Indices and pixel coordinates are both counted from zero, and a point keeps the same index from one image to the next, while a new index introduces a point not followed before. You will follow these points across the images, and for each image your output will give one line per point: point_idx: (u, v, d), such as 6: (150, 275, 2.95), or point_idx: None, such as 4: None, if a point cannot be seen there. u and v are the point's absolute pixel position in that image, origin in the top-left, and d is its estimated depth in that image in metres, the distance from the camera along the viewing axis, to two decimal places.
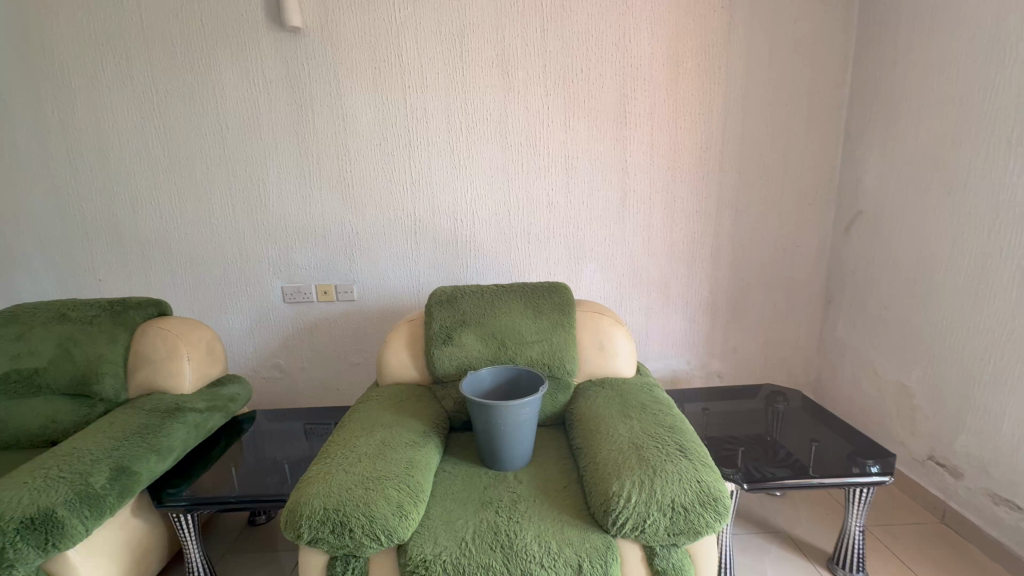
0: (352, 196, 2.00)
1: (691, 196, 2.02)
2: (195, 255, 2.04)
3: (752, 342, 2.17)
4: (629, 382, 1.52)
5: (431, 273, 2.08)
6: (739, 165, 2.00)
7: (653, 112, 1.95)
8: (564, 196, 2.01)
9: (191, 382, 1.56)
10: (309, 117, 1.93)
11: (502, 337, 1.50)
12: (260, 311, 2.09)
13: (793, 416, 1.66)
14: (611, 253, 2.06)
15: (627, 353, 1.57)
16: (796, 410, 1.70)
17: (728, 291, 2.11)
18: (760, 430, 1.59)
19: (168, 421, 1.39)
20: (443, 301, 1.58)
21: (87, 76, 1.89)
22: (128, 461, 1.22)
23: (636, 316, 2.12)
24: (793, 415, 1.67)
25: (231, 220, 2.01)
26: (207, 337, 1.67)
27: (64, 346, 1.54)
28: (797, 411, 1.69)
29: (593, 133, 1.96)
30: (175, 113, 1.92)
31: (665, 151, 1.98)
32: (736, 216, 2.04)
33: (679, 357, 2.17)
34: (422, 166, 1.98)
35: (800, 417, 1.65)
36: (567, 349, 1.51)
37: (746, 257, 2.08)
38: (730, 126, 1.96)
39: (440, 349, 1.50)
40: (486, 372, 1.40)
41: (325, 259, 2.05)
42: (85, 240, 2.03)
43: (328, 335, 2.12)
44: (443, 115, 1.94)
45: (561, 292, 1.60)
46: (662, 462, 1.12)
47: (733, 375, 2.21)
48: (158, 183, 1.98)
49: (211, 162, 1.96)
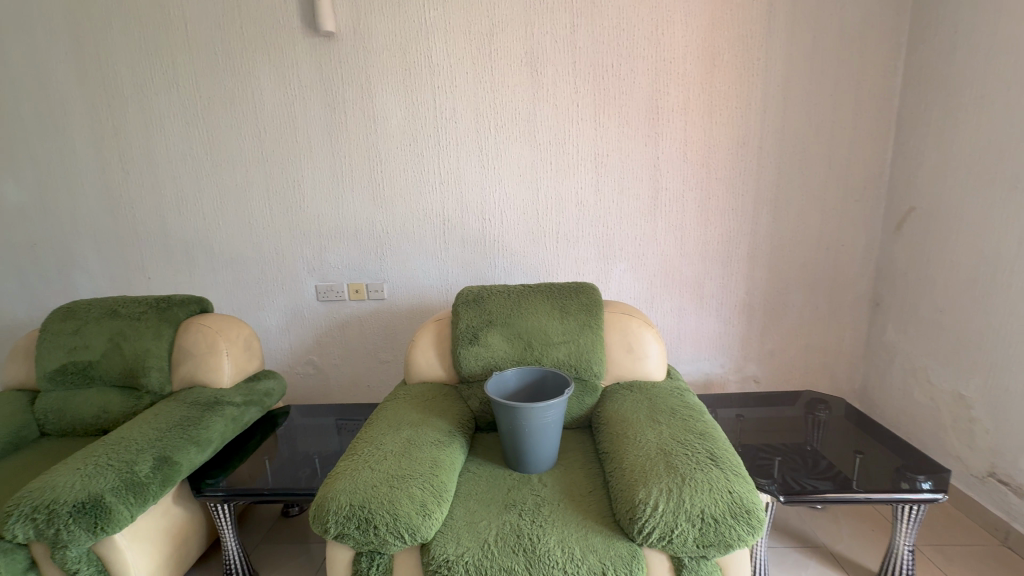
0: (382, 196, 2.03)
1: (726, 194, 1.94)
2: (234, 254, 2.12)
3: (791, 346, 2.07)
4: (660, 386, 1.48)
5: (459, 272, 2.09)
6: (779, 160, 1.91)
7: (686, 107, 1.88)
8: (593, 194, 1.97)
9: (230, 375, 1.62)
10: (341, 119, 1.97)
11: (528, 338, 1.49)
12: (295, 308, 2.16)
13: (835, 424, 1.58)
14: (642, 252, 2.01)
15: (657, 355, 1.53)
16: (839, 419, 1.61)
17: (766, 292, 2.02)
18: (799, 439, 1.51)
19: (207, 415, 1.46)
20: (470, 301, 1.58)
21: (138, 84, 2.00)
22: (170, 451, 1.29)
23: (667, 317, 2.07)
24: (835, 424, 1.59)
25: (269, 220, 2.08)
26: (245, 333, 1.73)
27: (115, 340, 1.63)
28: (840, 420, 1.60)
29: (624, 130, 1.91)
30: (218, 118, 2.01)
31: (699, 147, 1.91)
32: (775, 214, 1.95)
33: (713, 360, 2.10)
34: (450, 166, 1.99)
35: (843, 427, 1.56)
36: (594, 351, 1.48)
37: (786, 257, 1.99)
38: (770, 120, 1.87)
39: (466, 349, 1.50)
40: (512, 372, 1.39)
41: (356, 257, 2.10)
42: (136, 240, 2.15)
43: (359, 332, 2.17)
44: (471, 115, 1.94)
45: (589, 293, 1.57)
46: (691, 470, 1.08)
47: (771, 380, 2.11)
48: (201, 185, 2.07)
49: (249, 164, 2.03)
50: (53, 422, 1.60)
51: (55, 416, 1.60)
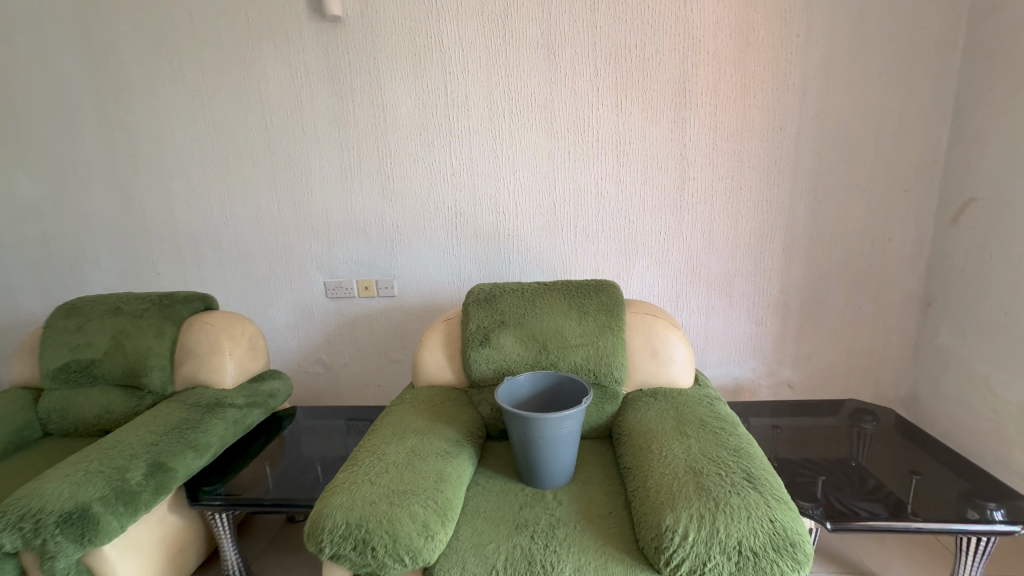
0: (392, 189, 1.94)
1: (760, 183, 1.79)
2: (243, 249, 2.07)
3: (831, 349, 1.91)
4: (688, 395, 1.34)
5: (472, 269, 1.98)
6: (820, 147, 1.74)
7: (717, 90, 1.73)
8: (615, 185, 1.85)
9: (233, 376, 1.57)
10: (350, 109, 1.89)
11: (543, 340, 1.38)
12: (304, 306, 2.10)
13: (883, 438, 1.43)
14: (667, 248, 1.88)
15: (684, 360, 1.39)
16: (887, 432, 1.45)
17: (803, 291, 1.87)
18: (842, 454, 1.38)
19: (206, 418, 1.41)
20: (481, 299, 1.47)
21: (146, 75, 1.95)
22: (165, 456, 1.23)
23: (694, 317, 1.93)
24: (884, 438, 1.43)
25: (277, 215, 2.02)
26: (250, 332, 1.67)
27: (116, 338, 1.58)
28: (889, 433, 1.45)
29: (648, 116, 1.78)
30: (224, 108, 1.94)
31: (730, 133, 1.76)
32: (815, 205, 1.79)
33: (743, 364, 1.95)
34: (462, 156, 1.88)
35: (892, 442, 1.42)
36: (614, 355, 1.36)
37: (826, 253, 1.83)
38: (809, 103, 1.71)
39: (476, 351, 1.40)
40: (524, 378, 1.29)
41: (365, 252, 2.02)
42: (145, 235, 2.11)
43: (369, 331, 2.09)
44: (484, 103, 1.83)
45: (610, 291, 1.45)
46: (725, 493, 0.95)
47: (807, 386, 1.95)
48: (209, 179, 2.01)
49: (257, 157, 1.97)
50: (57, 421, 1.56)
51: (58, 416, 1.56)
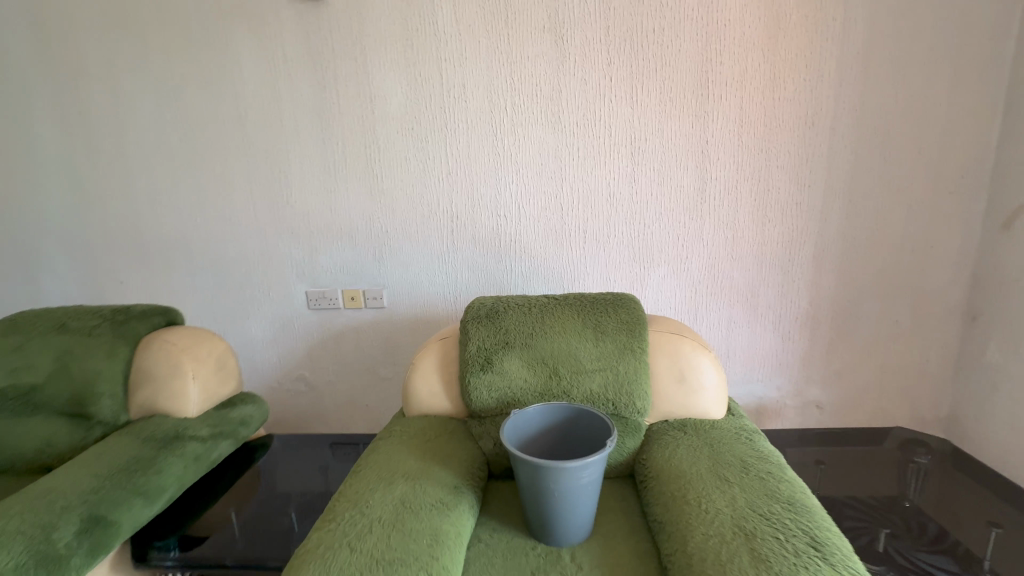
0: (381, 190, 1.75)
1: (789, 184, 1.62)
2: (215, 255, 1.86)
3: (864, 367, 1.74)
4: (721, 429, 1.16)
5: (470, 278, 1.79)
6: (855, 145, 1.58)
7: (743, 81, 1.56)
8: (628, 186, 1.67)
9: (197, 403, 1.38)
10: (334, 100, 1.70)
11: (554, 364, 1.20)
12: (283, 318, 1.90)
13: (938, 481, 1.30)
14: (685, 255, 1.70)
15: (716, 387, 1.21)
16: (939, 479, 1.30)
17: (835, 303, 1.70)
18: (893, 493, 1.26)
19: (161, 455, 1.21)
20: (482, 316, 1.28)
21: (104, 61, 1.74)
22: (104, 509, 1.04)
23: (714, 331, 1.75)
24: (937, 486, 1.28)
25: (253, 218, 1.82)
26: (218, 350, 1.48)
27: (61, 360, 1.38)
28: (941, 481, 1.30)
29: (666, 109, 1.60)
30: (193, 99, 1.74)
31: (756, 128, 1.59)
32: (849, 209, 1.62)
33: (768, 382, 1.78)
34: (460, 153, 1.70)
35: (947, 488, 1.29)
36: (636, 382, 1.18)
37: (860, 261, 1.66)
38: (845, 95, 1.55)
39: (477, 377, 1.21)
40: (534, 411, 1.10)
41: (352, 260, 1.82)
42: (105, 240, 1.89)
43: (356, 346, 1.90)
44: (484, 93, 1.64)
45: (630, 307, 1.27)
46: (790, 568, 0.78)
47: (839, 407, 1.78)
48: (177, 178, 1.81)
49: (230, 154, 1.77)
50: None
51: None
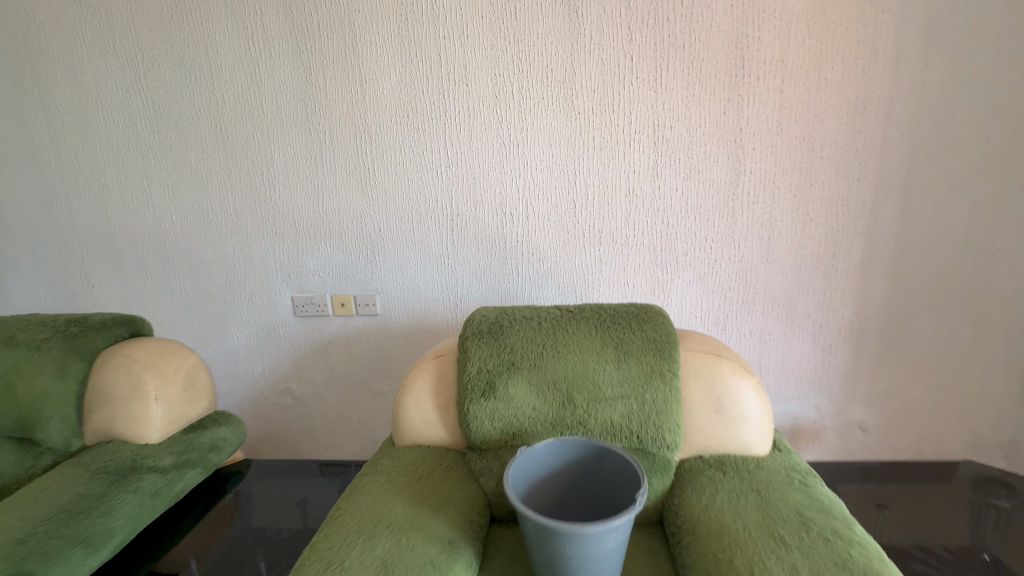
0: (373, 185, 1.58)
1: (835, 178, 1.42)
2: (193, 257, 1.70)
3: (915, 385, 1.54)
4: (768, 470, 0.97)
5: (472, 283, 1.61)
6: (913, 133, 1.38)
7: (783, 59, 1.36)
8: (650, 180, 1.48)
9: (161, 428, 1.22)
10: (319, 85, 1.52)
11: (567, 390, 1.02)
12: (268, 326, 1.73)
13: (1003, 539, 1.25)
14: (714, 258, 1.51)
15: (760, 418, 1.03)
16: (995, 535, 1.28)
17: (883, 313, 1.50)
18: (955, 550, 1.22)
19: (113, 491, 1.05)
20: (484, 331, 1.10)
21: (68, 43, 1.58)
22: (32, 565, 0.88)
23: (745, 344, 1.56)
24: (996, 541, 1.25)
25: (234, 217, 1.65)
26: (188, 366, 1.32)
27: (8, 379, 1.22)
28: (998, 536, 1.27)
29: (694, 93, 1.41)
30: (165, 85, 1.57)
31: (798, 114, 1.39)
32: (903, 206, 1.43)
33: (805, 401, 1.58)
34: (461, 143, 1.51)
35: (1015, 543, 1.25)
36: (665, 412, 1.00)
37: (914, 265, 1.46)
38: (902, 75, 1.35)
39: (478, 405, 1.04)
40: (546, 450, 0.92)
41: (342, 262, 1.65)
42: (73, 240, 1.73)
43: (347, 356, 1.73)
44: (487, 75, 1.46)
45: (657, 323, 1.08)
46: None
47: (885, 430, 1.58)
48: (151, 172, 1.64)
49: (207, 146, 1.60)
50: None
51: None
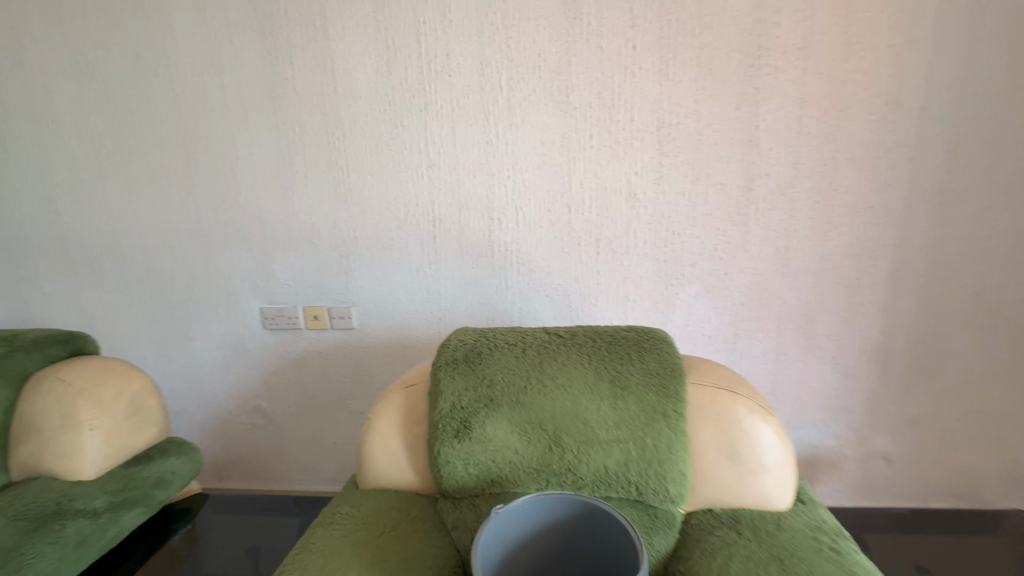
0: (348, 186, 1.43)
1: (861, 182, 1.27)
2: (153, 264, 1.55)
3: (947, 412, 1.39)
4: (791, 533, 0.82)
5: (457, 295, 1.46)
6: (952, 132, 1.22)
7: (805, 47, 1.21)
8: (654, 183, 1.32)
9: (97, 461, 1.07)
10: (287, 74, 1.37)
11: (554, 430, 0.88)
12: (235, 340, 1.59)
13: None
14: (724, 270, 1.36)
15: (781, 466, 0.88)
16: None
17: (914, 333, 1.35)
18: None
19: (26, 542, 0.91)
20: (460, 359, 0.95)
21: (12, 28, 1.43)
22: None
23: (758, 365, 1.41)
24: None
25: (196, 221, 1.51)
26: (133, 390, 1.17)
27: None
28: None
29: (704, 85, 1.25)
30: (119, 76, 1.43)
31: (821, 110, 1.24)
32: (939, 214, 1.27)
33: (823, 429, 1.43)
34: (443, 140, 1.36)
35: None
36: (669, 459, 0.85)
37: (949, 280, 1.30)
38: (941, 67, 1.19)
39: (450, 448, 0.89)
40: (527, 509, 0.77)
41: (314, 271, 1.50)
42: (23, 245, 1.59)
43: (320, 373, 1.58)
44: (473, 65, 1.30)
45: (661, 351, 0.93)
46: None
47: (912, 461, 1.43)
48: (105, 172, 1.50)
49: (166, 143, 1.46)
50: None
51: None
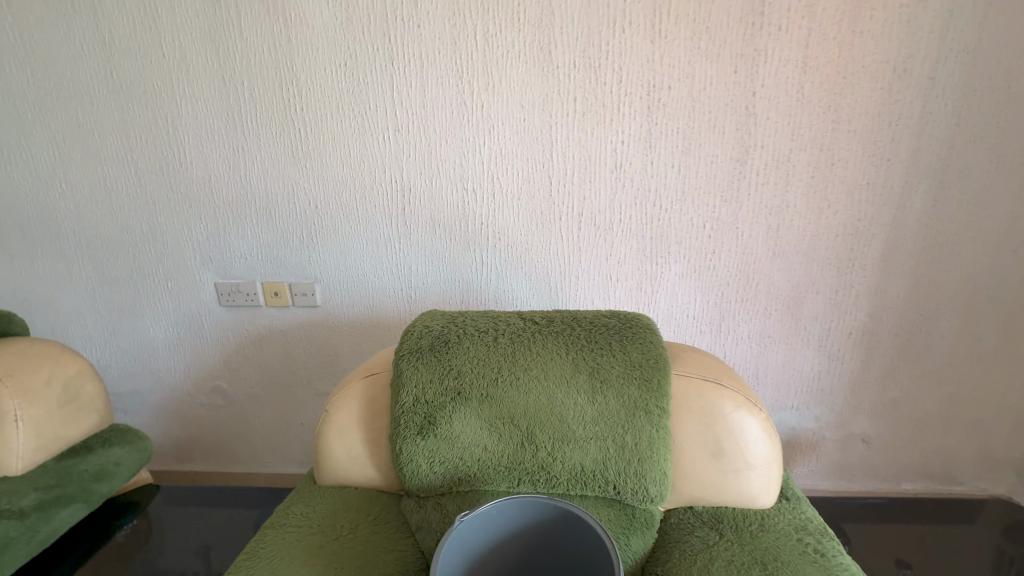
0: (306, 151, 1.29)
1: (861, 156, 1.19)
2: (91, 235, 1.41)
3: (929, 396, 1.37)
4: (774, 534, 0.78)
5: (429, 272, 1.36)
6: (960, 104, 1.14)
7: (812, 5, 1.09)
8: (643, 154, 1.22)
9: (25, 455, 0.97)
10: (233, 20, 1.20)
11: (527, 427, 0.81)
12: (188, 318, 1.47)
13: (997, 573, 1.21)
14: (712, 249, 1.28)
15: (766, 464, 0.82)
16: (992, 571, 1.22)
17: (902, 317, 1.31)
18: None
19: None
20: (426, 348, 0.86)
21: None
22: None
23: (743, 348, 1.36)
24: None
25: (138, 187, 1.36)
26: (67, 376, 1.07)
27: None
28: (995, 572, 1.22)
29: (701, 45, 1.13)
30: (35, 16, 1.24)
31: (824, 76, 1.14)
32: (938, 193, 1.20)
33: (804, 412, 1.40)
34: (413, 101, 1.23)
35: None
36: (649, 458, 0.79)
37: (943, 263, 1.26)
38: (956, 33, 1.09)
39: (413, 445, 0.81)
40: (494, 515, 0.71)
41: (272, 244, 1.38)
42: None
43: (284, 353, 1.48)
44: (445, 15, 1.16)
45: (645, 342, 0.85)
46: None
47: (889, 443, 1.42)
48: (30, 130, 1.33)
49: (97, 97, 1.29)
50: None
51: None
